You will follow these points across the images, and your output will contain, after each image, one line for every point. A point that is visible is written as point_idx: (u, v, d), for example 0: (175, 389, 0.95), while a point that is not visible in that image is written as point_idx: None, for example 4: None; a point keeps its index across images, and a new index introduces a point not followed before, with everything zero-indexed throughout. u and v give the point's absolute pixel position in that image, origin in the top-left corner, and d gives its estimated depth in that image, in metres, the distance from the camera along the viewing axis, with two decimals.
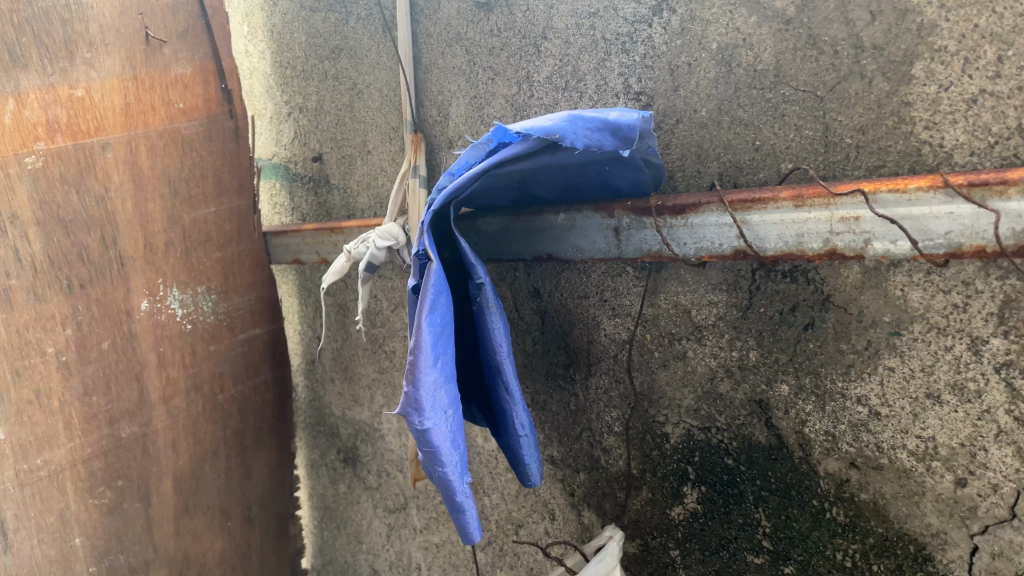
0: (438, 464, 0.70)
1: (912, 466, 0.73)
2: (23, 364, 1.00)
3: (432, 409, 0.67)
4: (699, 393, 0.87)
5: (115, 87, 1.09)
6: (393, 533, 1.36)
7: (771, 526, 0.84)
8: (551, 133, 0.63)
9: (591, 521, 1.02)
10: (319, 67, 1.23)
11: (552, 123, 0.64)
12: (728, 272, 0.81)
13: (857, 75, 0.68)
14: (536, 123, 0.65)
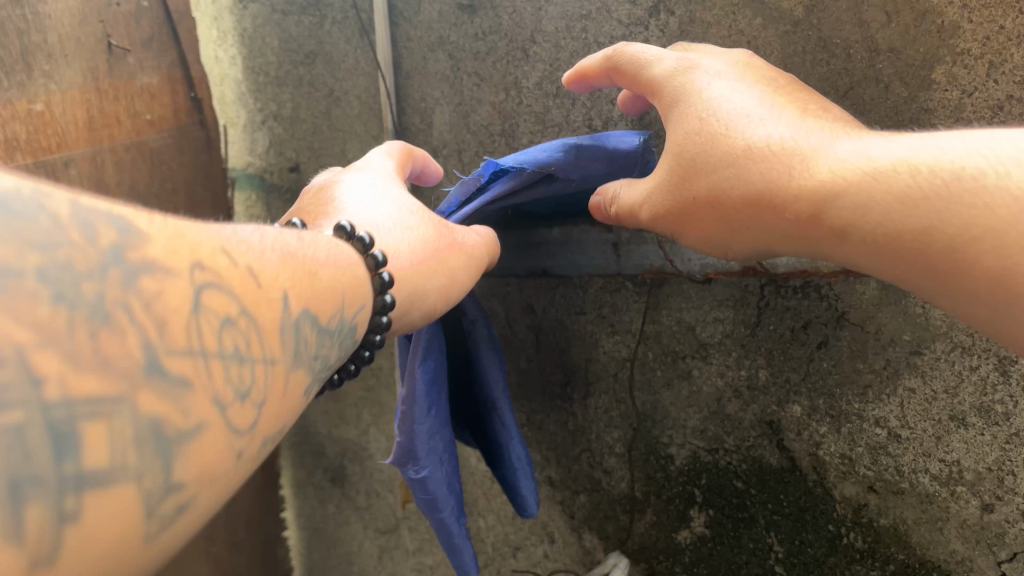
0: (434, 510, 0.65)
1: (935, 490, 0.70)
2: None
3: (427, 456, 0.63)
4: (705, 414, 0.83)
5: (77, 100, 1.01)
6: (385, 555, 1.31)
7: (784, 552, 0.80)
8: (545, 166, 0.59)
9: (593, 545, 0.97)
10: (294, 74, 1.18)
11: (545, 154, 0.60)
12: (735, 288, 0.77)
13: (873, 80, 0.63)
14: (527, 155, 0.61)
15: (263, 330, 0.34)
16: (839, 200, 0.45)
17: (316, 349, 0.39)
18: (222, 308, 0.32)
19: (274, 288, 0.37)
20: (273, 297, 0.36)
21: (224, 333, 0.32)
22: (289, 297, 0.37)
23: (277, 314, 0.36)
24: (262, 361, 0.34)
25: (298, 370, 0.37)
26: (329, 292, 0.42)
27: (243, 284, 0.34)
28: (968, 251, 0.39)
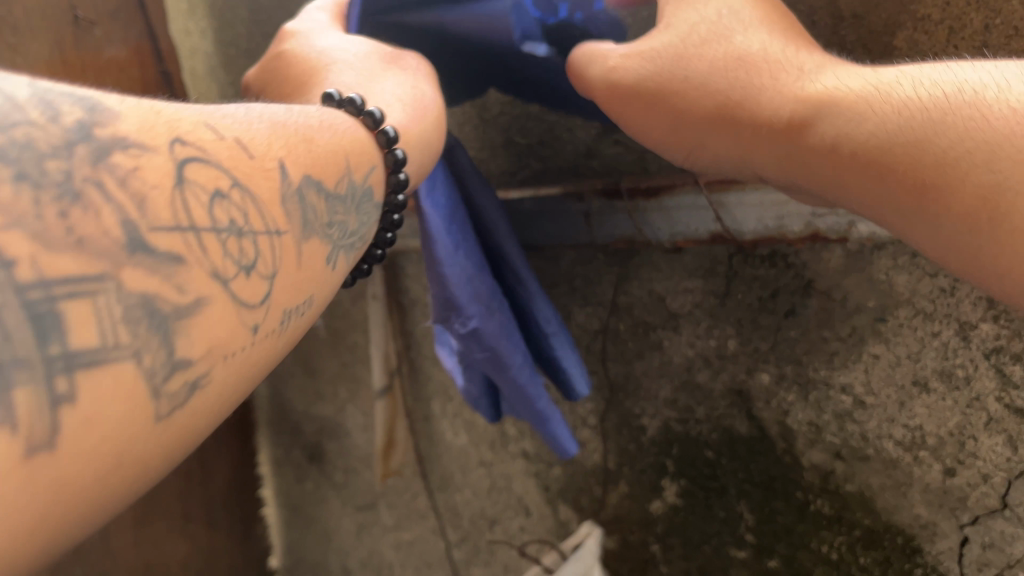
0: (502, 365, 0.63)
1: (899, 456, 0.70)
2: None
3: (472, 306, 0.60)
4: (676, 384, 0.83)
5: (43, 74, 1.00)
6: (363, 532, 1.31)
7: (755, 520, 0.81)
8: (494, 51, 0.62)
9: (568, 516, 0.98)
10: (265, 46, 1.16)
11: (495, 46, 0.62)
12: (704, 257, 0.77)
13: (837, 47, 0.64)
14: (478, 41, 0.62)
15: (264, 199, 0.32)
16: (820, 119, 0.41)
17: (328, 216, 0.37)
18: (213, 179, 0.29)
19: (268, 158, 0.33)
20: (267, 167, 0.33)
21: (220, 206, 0.29)
22: (286, 166, 0.34)
23: (277, 181, 0.33)
24: (268, 232, 0.31)
25: (310, 240, 0.34)
26: (330, 159, 0.39)
27: (231, 156, 0.31)
28: (958, 164, 0.34)
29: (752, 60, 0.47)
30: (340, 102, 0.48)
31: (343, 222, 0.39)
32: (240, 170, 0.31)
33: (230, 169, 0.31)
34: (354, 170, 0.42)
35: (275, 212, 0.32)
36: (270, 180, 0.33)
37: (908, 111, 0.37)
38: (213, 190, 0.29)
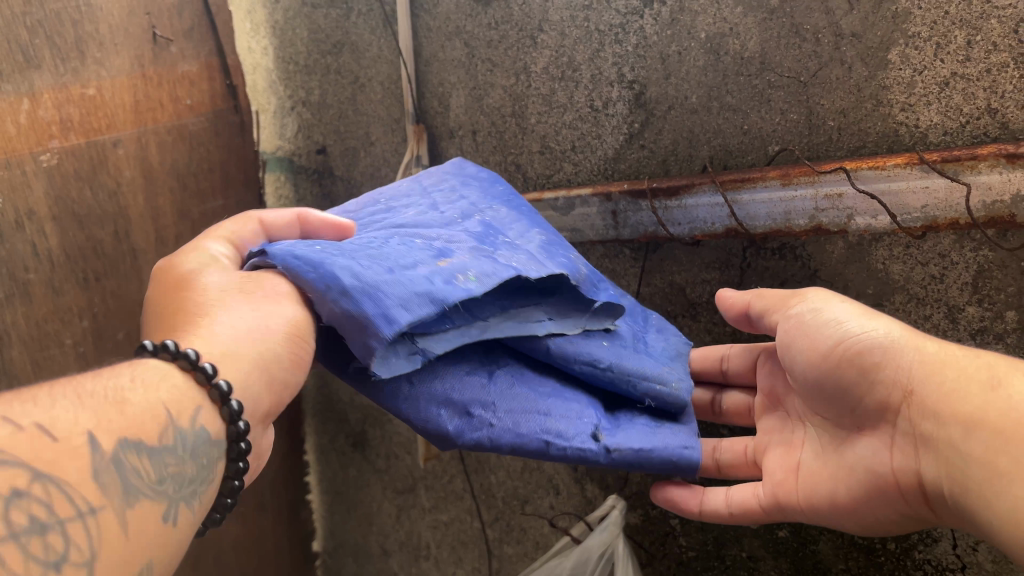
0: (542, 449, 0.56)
1: None
2: (43, 355, 1.01)
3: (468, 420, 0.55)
4: None
5: (125, 86, 1.11)
6: (403, 514, 1.40)
7: None
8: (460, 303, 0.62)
9: (595, 494, 1.07)
10: (322, 62, 1.30)
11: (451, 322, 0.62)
12: (721, 251, 0.85)
13: (838, 62, 0.72)
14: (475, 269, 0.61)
15: (73, 481, 0.36)
16: (864, 376, 0.55)
17: (156, 473, 0.41)
18: (12, 477, 0.34)
19: (109, 437, 0.39)
20: (77, 445, 0.37)
21: (18, 504, 0.33)
22: (128, 437, 0.39)
23: (88, 460, 0.37)
24: (93, 514, 0.36)
25: (146, 506, 0.39)
26: (151, 417, 0.42)
27: (33, 445, 0.35)
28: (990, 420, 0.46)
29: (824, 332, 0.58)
30: (154, 352, 0.46)
31: (179, 471, 0.42)
32: (46, 461, 0.35)
33: (34, 462, 0.35)
34: (184, 416, 0.44)
35: (88, 489, 0.37)
36: (83, 465, 0.37)
37: (1010, 410, 0.45)
38: (10, 488, 0.34)
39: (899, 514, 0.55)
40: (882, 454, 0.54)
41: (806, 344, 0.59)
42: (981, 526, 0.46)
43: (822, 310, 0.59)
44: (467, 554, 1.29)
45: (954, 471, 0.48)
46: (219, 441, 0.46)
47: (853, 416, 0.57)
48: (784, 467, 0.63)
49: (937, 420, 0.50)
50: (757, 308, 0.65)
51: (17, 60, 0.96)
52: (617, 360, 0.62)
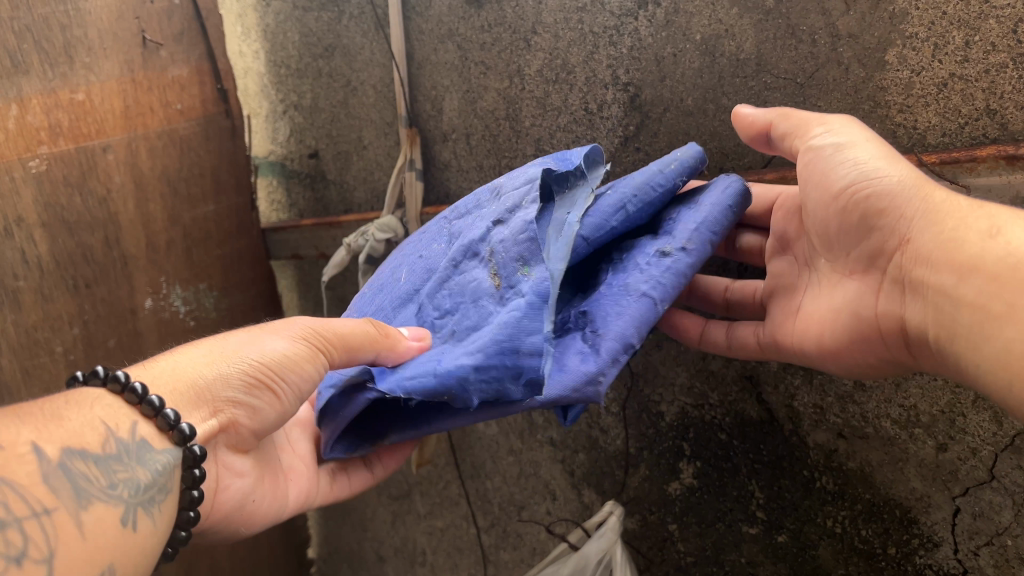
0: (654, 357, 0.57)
1: (896, 433, 0.77)
2: (33, 363, 1.00)
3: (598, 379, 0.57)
4: (692, 371, 0.92)
5: (114, 91, 1.09)
6: (398, 520, 1.39)
7: (765, 497, 0.88)
8: None
9: (591, 500, 1.06)
10: (314, 65, 1.29)
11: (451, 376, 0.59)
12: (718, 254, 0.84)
13: (834, 63, 0.72)
14: None
15: (24, 484, 0.40)
16: (876, 219, 0.56)
17: (106, 479, 0.44)
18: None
19: (49, 446, 0.42)
20: (21, 452, 0.40)
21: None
22: (69, 447, 0.43)
23: (35, 465, 0.41)
24: (47, 515, 0.40)
25: (101, 506, 0.43)
26: (86, 423, 0.45)
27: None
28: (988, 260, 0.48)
29: (837, 174, 0.57)
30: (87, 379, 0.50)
31: (129, 477, 0.46)
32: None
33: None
34: (124, 427, 0.47)
35: (38, 490, 0.40)
36: (31, 470, 0.40)
37: (1008, 255, 0.47)
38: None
39: (879, 358, 0.60)
40: (870, 298, 0.58)
41: (819, 182, 0.59)
42: (961, 367, 0.50)
43: (832, 143, 0.58)
44: (463, 560, 1.28)
45: (942, 315, 0.50)
46: (168, 449, 0.49)
47: (848, 259, 0.60)
48: (788, 313, 0.68)
49: (933, 267, 0.51)
50: (779, 130, 0.63)
51: (4, 65, 0.96)
52: (631, 181, 0.59)
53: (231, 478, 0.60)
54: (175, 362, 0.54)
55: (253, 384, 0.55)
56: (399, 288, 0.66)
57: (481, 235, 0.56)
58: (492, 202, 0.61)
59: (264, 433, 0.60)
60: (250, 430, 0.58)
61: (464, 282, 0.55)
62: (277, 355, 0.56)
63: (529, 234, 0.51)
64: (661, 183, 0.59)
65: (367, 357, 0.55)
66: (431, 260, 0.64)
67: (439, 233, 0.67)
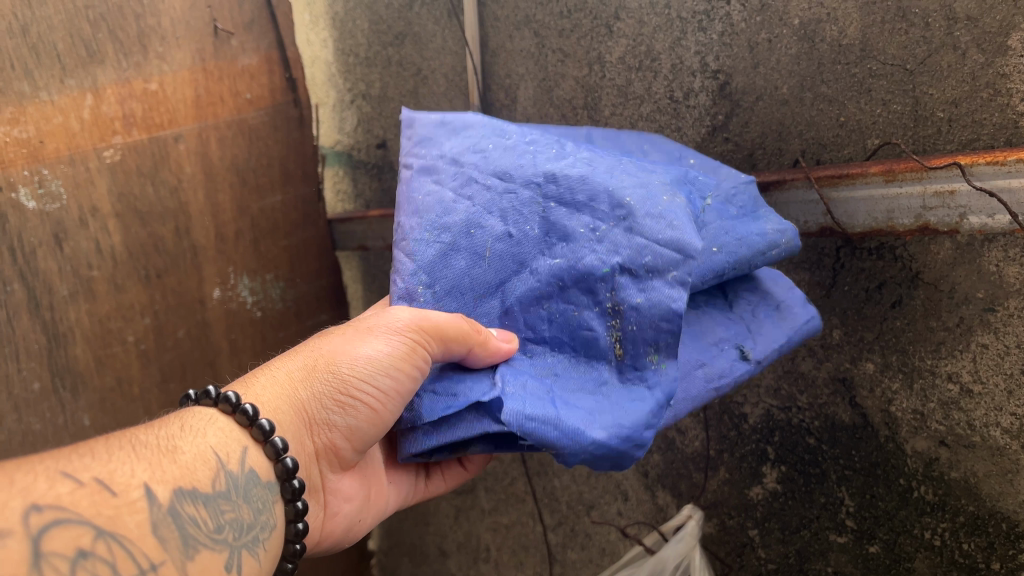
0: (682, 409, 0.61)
1: (1006, 443, 0.71)
2: (105, 352, 1.02)
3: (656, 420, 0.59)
4: (779, 373, 0.88)
5: (187, 80, 1.09)
6: (461, 515, 1.37)
7: (855, 506, 0.83)
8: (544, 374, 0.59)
9: (666, 502, 1.03)
10: (382, 54, 1.29)
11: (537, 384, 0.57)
12: (812, 250, 0.83)
13: (950, 47, 0.67)
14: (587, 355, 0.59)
15: (133, 536, 0.44)
16: None
17: (213, 522, 0.50)
18: (76, 537, 0.41)
19: (165, 489, 0.47)
20: (132, 498, 0.45)
21: (83, 562, 0.41)
22: (181, 489, 0.48)
23: (146, 512, 0.46)
24: (154, 569, 0.45)
25: (207, 552, 0.48)
26: (200, 461, 0.51)
27: (93, 502, 0.44)
28: None
29: None
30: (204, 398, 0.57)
31: (235, 517, 0.52)
32: (108, 518, 0.43)
33: (94, 518, 0.43)
34: (234, 460, 0.54)
35: (148, 541, 0.45)
36: (141, 518, 0.45)
37: None
38: (76, 547, 0.41)
39: None
40: None
41: None
42: None
43: None
44: (528, 559, 1.25)
45: None
46: (271, 482, 0.56)
47: None
48: None
49: None
50: None
51: (79, 54, 0.96)
52: (737, 254, 0.63)
53: (339, 503, 0.67)
54: (288, 373, 0.61)
55: (345, 402, 0.59)
56: (482, 271, 0.62)
57: (602, 274, 0.58)
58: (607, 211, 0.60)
59: (366, 451, 0.65)
60: (352, 449, 0.63)
61: (575, 320, 0.59)
62: (370, 362, 0.59)
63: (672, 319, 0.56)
64: (760, 245, 0.64)
65: (460, 352, 0.57)
66: (524, 255, 0.62)
67: (534, 214, 0.62)
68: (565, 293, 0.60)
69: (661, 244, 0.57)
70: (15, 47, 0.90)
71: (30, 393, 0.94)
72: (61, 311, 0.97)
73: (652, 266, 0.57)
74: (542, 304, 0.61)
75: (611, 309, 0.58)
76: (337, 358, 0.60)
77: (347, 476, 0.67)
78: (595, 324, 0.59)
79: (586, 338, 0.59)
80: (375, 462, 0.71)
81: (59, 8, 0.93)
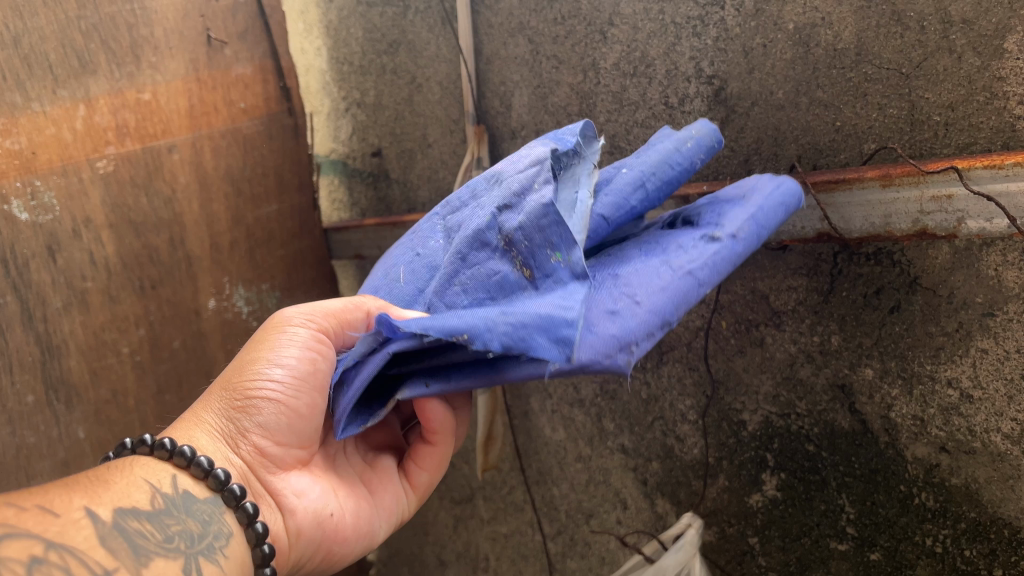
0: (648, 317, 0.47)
1: (1007, 449, 0.71)
2: (100, 364, 1.01)
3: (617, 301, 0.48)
4: (778, 379, 0.87)
5: (180, 90, 1.08)
6: (460, 525, 1.36)
7: (855, 513, 0.83)
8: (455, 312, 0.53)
9: (666, 510, 1.02)
10: (376, 62, 1.26)
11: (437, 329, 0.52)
12: (809, 256, 0.81)
13: (946, 51, 0.67)
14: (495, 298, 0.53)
15: (81, 547, 0.45)
16: None
17: (161, 534, 0.51)
18: (28, 547, 0.43)
19: (104, 509, 0.49)
20: (76, 517, 0.47)
21: (38, 567, 0.42)
22: (117, 509, 0.50)
23: (92, 528, 0.47)
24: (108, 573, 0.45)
25: (159, 560, 0.49)
26: (134, 486, 0.52)
27: (39, 522, 0.45)
28: None
29: None
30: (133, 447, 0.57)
31: (183, 529, 0.52)
32: (55, 533, 0.45)
33: (43, 533, 0.44)
34: (166, 484, 0.54)
35: (97, 552, 0.46)
36: (88, 532, 0.47)
37: None
38: (29, 555, 0.42)
39: None
40: None
41: None
42: None
43: None
44: (528, 568, 1.24)
45: None
46: (211, 498, 0.56)
47: None
48: None
49: None
50: None
51: (71, 64, 0.95)
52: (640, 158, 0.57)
53: (294, 501, 0.61)
54: (196, 410, 0.61)
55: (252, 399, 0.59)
56: (401, 288, 0.60)
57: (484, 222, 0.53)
58: (490, 187, 0.57)
59: (297, 440, 0.62)
60: (278, 443, 0.60)
61: (481, 273, 0.52)
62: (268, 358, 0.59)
63: (551, 215, 0.49)
64: (680, 163, 0.57)
65: None
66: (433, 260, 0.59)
67: (438, 232, 0.61)
68: (467, 262, 0.53)
69: (522, 171, 0.55)
70: (8, 58, 0.89)
71: (24, 406, 0.93)
72: (55, 322, 0.96)
73: (520, 189, 0.53)
74: (453, 281, 0.53)
75: (504, 243, 0.52)
76: (235, 379, 0.61)
77: (293, 472, 0.62)
78: (499, 266, 0.52)
79: (498, 284, 0.52)
80: (331, 457, 0.67)
81: (52, 19, 0.92)
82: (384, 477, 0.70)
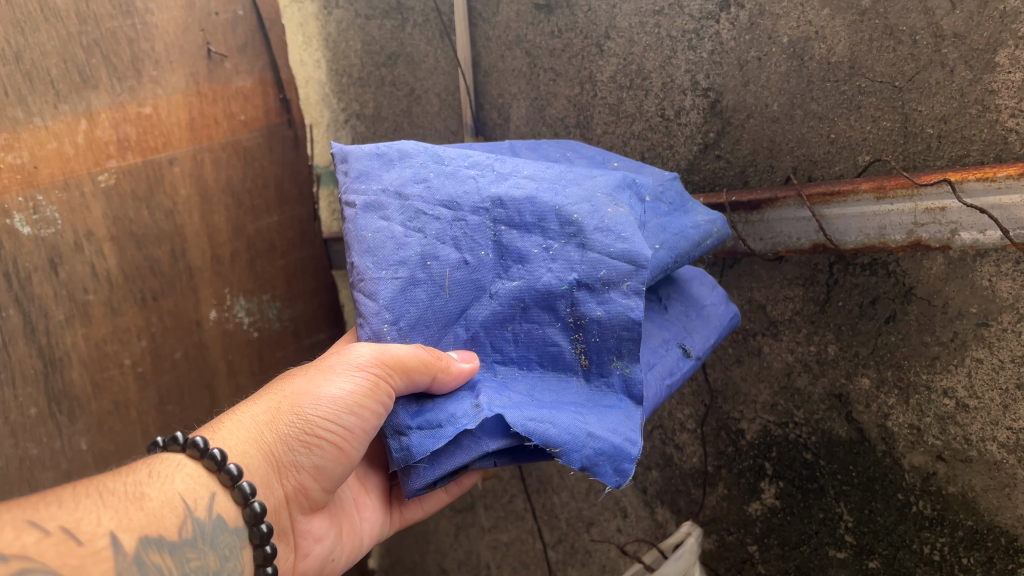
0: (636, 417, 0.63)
1: (1003, 458, 0.71)
2: (102, 376, 1.04)
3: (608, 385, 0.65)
4: (776, 388, 0.88)
5: (181, 103, 1.06)
6: (461, 533, 1.37)
7: (854, 521, 0.83)
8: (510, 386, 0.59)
9: (665, 518, 1.03)
10: (376, 74, 1.26)
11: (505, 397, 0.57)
12: (805, 266, 0.82)
13: (938, 64, 0.68)
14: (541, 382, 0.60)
15: None
16: None
17: (177, 569, 0.52)
18: None
19: (131, 539, 0.50)
20: (98, 548, 0.48)
21: None
22: (145, 539, 0.50)
23: (111, 562, 0.48)
24: None
25: None
26: (169, 508, 0.53)
27: (60, 552, 0.46)
28: None
29: None
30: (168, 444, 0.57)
31: (200, 564, 0.53)
32: (72, 567, 0.46)
33: (60, 568, 0.46)
34: (202, 507, 0.54)
35: None
36: (105, 567, 0.48)
37: None
38: None
39: None
40: None
41: None
42: None
43: None
44: None
45: None
46: (240, 528, 0.56)
47: None
48: None
49: None
50: None
51: (72, 79, 0.96)
52: (677, 248, 0.65)
53: (309, 544, 0.66)
54: (254, 418, 0.59)
55: (310, 441, 0.59)
56: (443, 302, 0.59)
57: (561, 292, 0.59)
58: (561, 234, 0.60)
59: (335, 490, 0.64)
60: (321, 489, 0.62)
61: (539, 337, 0.60)
62: (334, 400, 0.58)
63: (631, 334, 0.58)
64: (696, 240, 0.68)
65: (423, 383, 0.55)
66: (481, 280, 0.60)
67: (486, 238, 0.60)
68: (527, 314, 0.60)
69: (613, 257, 0.58)
70: (9, 74, 0.92)
71: (26, 418, 0.97)
72: (57, 335, 0.99)
73: (607, 280, 0.58)
74: (507, 325, 0.61)
75: (573, 324, 0.60)
76: (293, 399, 0.59)
77: (316, 516, 0.66)
78: (559, 339, 0.60)
79: (553, 354, 0.60)
80: (343, 500, 0.70)
81: (52, 36, 0.94)
82: (378, 508, 0.74)
